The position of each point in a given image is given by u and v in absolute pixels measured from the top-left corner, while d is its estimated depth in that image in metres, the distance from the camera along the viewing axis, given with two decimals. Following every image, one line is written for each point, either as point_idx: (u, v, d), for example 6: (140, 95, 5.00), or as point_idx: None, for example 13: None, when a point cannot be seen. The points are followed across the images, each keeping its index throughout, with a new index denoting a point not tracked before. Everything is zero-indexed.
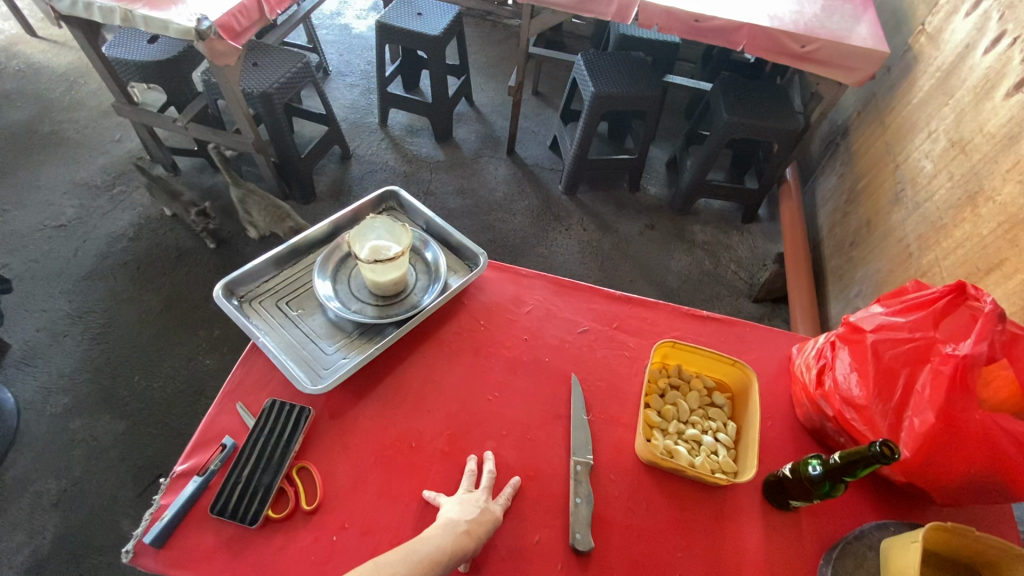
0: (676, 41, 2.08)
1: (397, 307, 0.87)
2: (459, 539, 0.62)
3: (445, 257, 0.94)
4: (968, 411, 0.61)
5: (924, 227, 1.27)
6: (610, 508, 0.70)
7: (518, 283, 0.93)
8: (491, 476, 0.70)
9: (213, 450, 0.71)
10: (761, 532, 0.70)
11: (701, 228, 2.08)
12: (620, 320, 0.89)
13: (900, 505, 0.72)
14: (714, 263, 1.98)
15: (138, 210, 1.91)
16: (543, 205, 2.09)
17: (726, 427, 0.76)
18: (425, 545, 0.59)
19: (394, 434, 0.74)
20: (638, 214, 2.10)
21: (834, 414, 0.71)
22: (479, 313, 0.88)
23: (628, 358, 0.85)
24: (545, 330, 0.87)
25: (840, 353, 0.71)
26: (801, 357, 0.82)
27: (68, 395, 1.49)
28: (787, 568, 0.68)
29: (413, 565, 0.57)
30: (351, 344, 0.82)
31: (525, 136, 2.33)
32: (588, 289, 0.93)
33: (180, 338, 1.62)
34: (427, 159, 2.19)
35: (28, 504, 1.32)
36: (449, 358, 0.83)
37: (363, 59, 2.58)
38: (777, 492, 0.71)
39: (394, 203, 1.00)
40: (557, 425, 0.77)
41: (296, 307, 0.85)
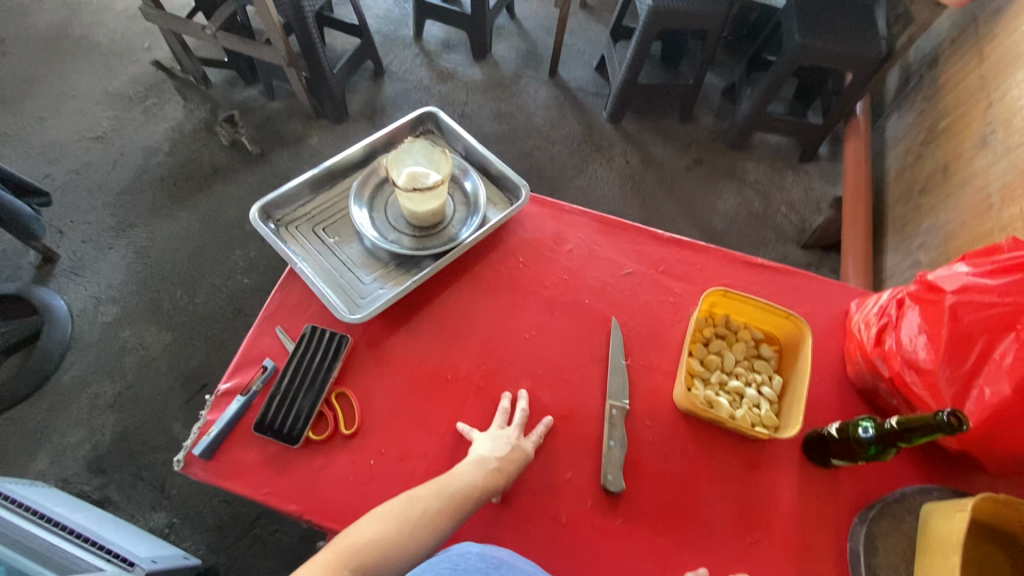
0: None
1: (434, 240, 0.83)
2: (490, 475, 0.63)
3: (485, 188, 0.89)
4: None
5: (1010, 177, 1.15)
6: (643, 453, 0.70)
7: (561, 219, 0.88)
8: (524, 414, 0.70)
9: (254, 371, 0.72)
10: (796, 486, 0.69)
11: (753, 166, 1.94)
12: (667, 264, 0.85)
13: (952, 471, 0.69)
14: (764, 205, 1.86)
15: (173, 123, 1.89)
16: (584, 133, 1.98)
17: (772, 381, 0.73)
18: (457, 481, 0.62)
19: (429, 366, 0.74)
20: (685, 148, 1.97)
21: (891, 375, 0.67)
22: (518, 250, 0.84)
23: (672, 305, 0.81)
24: (587, 270, 0.84)
25: (909, 312, 0.65)
26: (861, 313, 0.77)
27: (117, 305, 1.56)
28: (819, 522, 0.67)
29: (444, 500, 0.60)
30: (389, 275, 0.80)
31: (570, 56, 2.15)
32: (635, 229, 0.87)
33: (218, 256, 1.65)
34: (463, 79, 2.07)
35: (87, 403, 1.42)
36: (485, 295, 0.80)
37: None
38: (818, 449, 0.69)
39: (433, 126, 0.93)
40: (594, 368, 0.76)
41: (333, 234, 0.83)
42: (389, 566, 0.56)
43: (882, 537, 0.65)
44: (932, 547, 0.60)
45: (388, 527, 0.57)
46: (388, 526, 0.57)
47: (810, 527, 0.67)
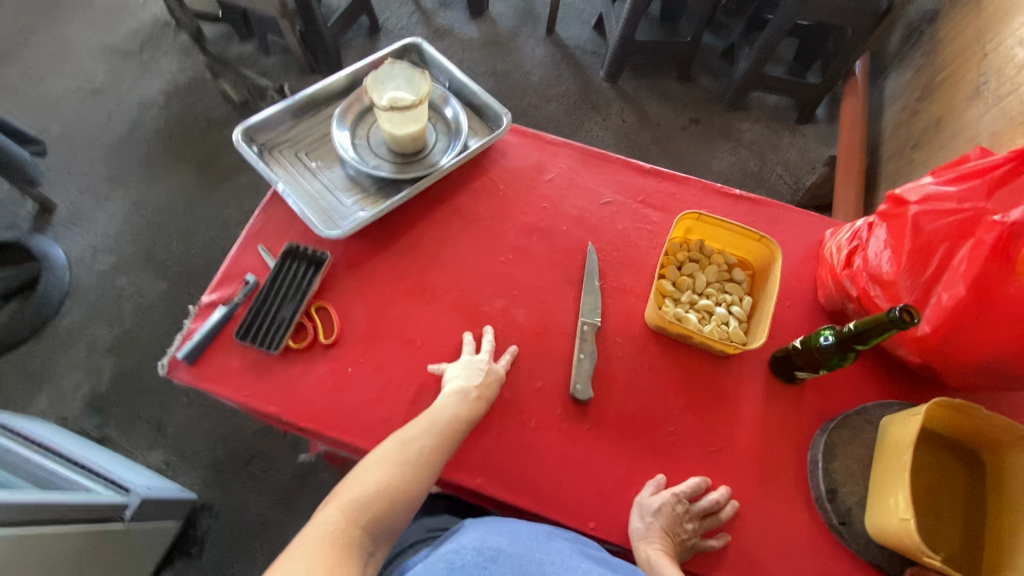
0: None
1: (415, 166, 0.84)
2: (473, 405, 0.65)
3: (467, 117, 0.89)
4: (1006, 286, 0.57)
5: (1000, 124, 1.14)
6: (612, 367, 0.72)
7: (542, 150, 0.89)
8: (493, 342, 0.72)
9: (236, 285, 0.74)
10: (761, 399, 0.70)
11: (749, 126, 1.93)
12: (645, 194, 0.85)
13: (914, 388, 0.71)
14: (759, 165, 1.86)
15: (168, 77, 1.89)
16: (580, 92, 1.96)
17: (741, 301, 0.74)
18: (444, 414, 0.64)
19: (407, 285, 0.76)
20: (681, 107, 1.95)
21: (858, 293, 0.68)
22: (499, 178, 0.85)
23: (649, 232, 0.82)
24: (566, 199, 0.85)
25: (877, 230, 0.67)
26: (834, 240, 0.78)
27: (114, 254, 1.58)
28: (782, 433, 0.69)
29: (437, 435, 0.62)
30: (369, 199, 0.82)
31: (568, 14, 2.13)
32: (615, 161, 0.88)
33: (213, 207, 1.66)
34: (459, 36, 2.05)
35: (85, 346, 1.46)
36: (465, 219, 0.82)
37: None
38: (784, 364, 0.70)
39: (417, 57, 0.93)
40: (568, 289, 0.77)
41: (316, 159, 0.84)
42: (398, 509, 0.58)
43: (842, 446, 0.67)
44: (888, 452, 0.62)
45: (391, 473, 0.59)
46: (392, 471, 0.59)
47: (773, 439, 0.69)
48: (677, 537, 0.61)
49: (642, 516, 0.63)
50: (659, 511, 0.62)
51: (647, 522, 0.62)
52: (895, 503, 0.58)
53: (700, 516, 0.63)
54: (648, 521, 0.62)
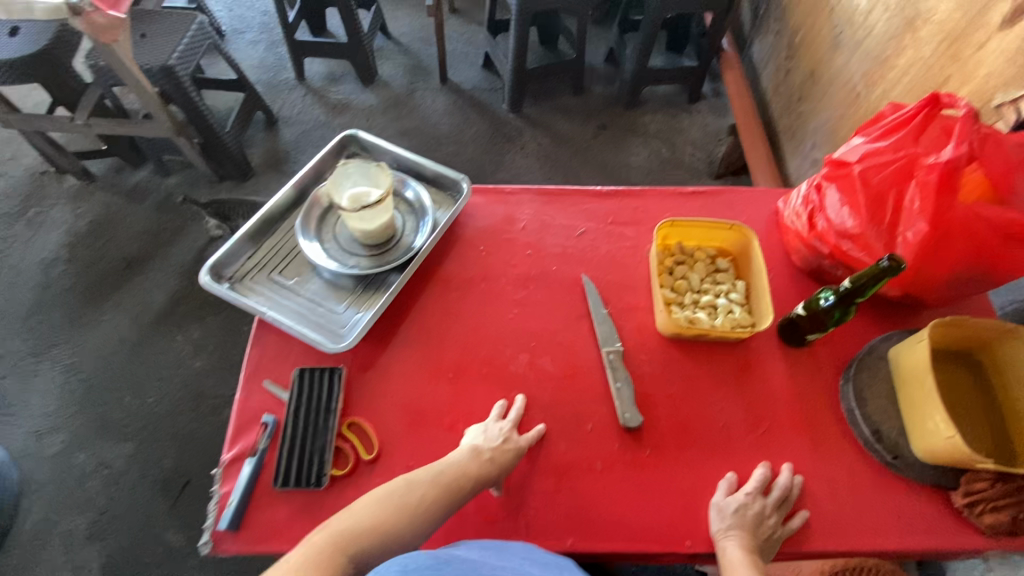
0: None
1: (394, 253, 0.84)
2: (484, 464, 0.65)
3: (427, 192, 0.90)
4: (954, 211, 0.65)
5: (867, 65, 1.31)
6: (647, 385, 0.74)
7: (506, 202, 0.91)
8: (519, 411, 0.71)
9: (255, 430, 0.70)
10: (785, 369, 0.76)
11: (652, 118, 2.07)
12: (614, 215, 0.90)
13: (903, 316, 0.79)
14: (672, 150, 2.00)
15: (66, 228, 1.76)
16: (492, 128, 2.03)
17: (736, 287, 0.80)
18: (453, 464, 0.65)
19: (428, 371, 0.75)
20: (587, 117, 2.07)
21: (829, 250, 0.75)
22: (476, 240, 0.87)
23: (631, 248, 0.86)
24: (545, 240, 0.87)
25: (829, 191, 0.75)
26: (788, 209, 0.85)
27: (62, 432, 1.43)
28: (814, 394, 0.74)
29: (441, 485, 0.63)
30: (360, 298, 0.80)
31: (455, 60, 2.20)
32: (575, 192, 0.92)
33: (159, 347, 1.55)
34: (359, 106, 2.07)
35: (61, 544, 1.30)
36: (459, 288, 0.82)
37: (256, 10, 2.33)
38: (792, 331, 0.76)
39: (357, 148, 0.94)
40: (581, 324, 0.79)
41: (292, 275, 0.81)
42: (385, 547, 0.58)
43: (868, 389, 0.73)
44: (910, 382, 0.69)
45: (385, 511, 0.59)
46: (388, 510, 0.59)
47: (808, 401, 0.74)
48: (758, 533, 0.64)
49: (721, 517, 0.65)
50: (738, 511, 0.64)
51: (727, 520, 0.64)
52: (938, 425, 0.64)
53: (779, 508, 0.66)
54: (728, 521, 0.64)
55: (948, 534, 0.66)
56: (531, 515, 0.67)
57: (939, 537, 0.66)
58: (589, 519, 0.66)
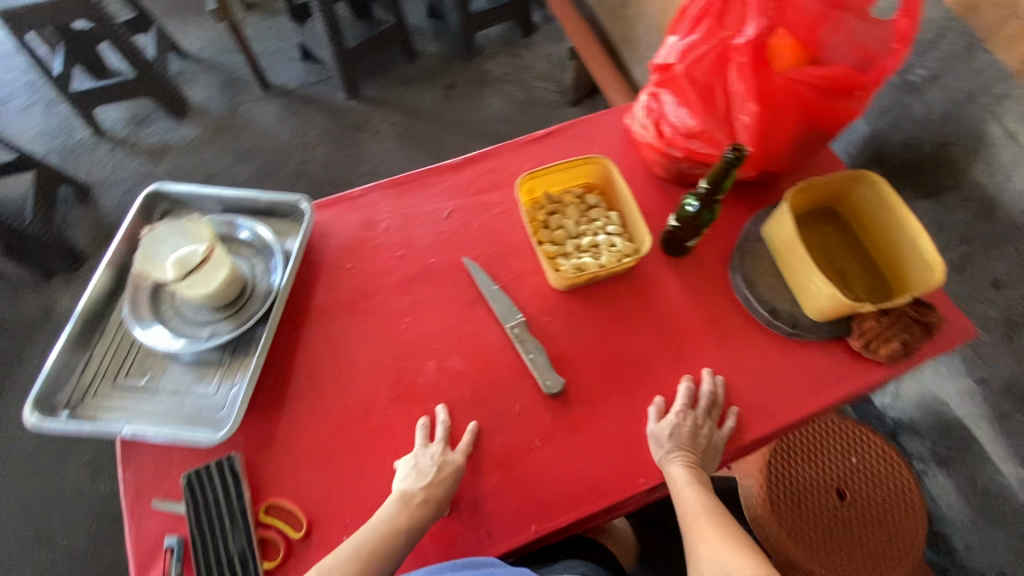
0: None
1: (251, 305, 0.73)
2: (416, 512, 0.61)
3: (266, 225, 0.79)
4: (773, 82, 0.65)
5: None
6: (559, 345, 0.73)
7: (359, 207, 0.83)
8: (445, 426, 0.67)
9: (162, 557, 0.61)
10: (678, 281, 0.76)
11: (494, 63, 2.00)
12: (474, 184, 0.85)
13: (767, 192, 0.81)
14: (524, 89, 1.95)
15: None
16: (336, 122, 1.87)
17: (611, 218, 0.79)
18: (377, 531, 0.60)
19: (334, 418, 0.68)
20: (431, 81, 1.96)
21: (683, 154, 0.76)
22: (340, 259, 0.79)
23: (501, 213, 0.82)
24: (413, 234, 0.81)
25: (665, 97, 0.75)
26: (635, 123, 0.83)
27: None
28: (711, 295, 0.76)
29: (362, 561, 0.58)
30: (231, 369, 0.70)
31: (270, 60, 1.98)
32: (428, 173, 0.86)
33: (48, 486, 1.34)
34: (180, 144, 1.82)
35: None
36: (338, 319, 0.74)
37: (12, 69, 1.95)
38: (674, 243, 0.76)
39: (167, 202, 0.80)
40: (477, 309, 0.75)
41: (143, 374, 0.70)
42: None
43: (755, 273, 0.76)
44: (788, 254, 0.71)
45: None
46: None
47: (708, 303, 0.75)
48: (698, 446, 0.66)
49: (661, 445, 0.66)
50: (674, 433, 0.66)
51: (666, 446, 0.65)
52: (818, 284, 0.68)
53: (711, 415, 0.68)
54: (667, 446, 0.65)
55: (857, 377, 0.71)
56: (489, 519, 0.64)
57: (850, 383, 0.71)
58: (544, 499, 0.65)
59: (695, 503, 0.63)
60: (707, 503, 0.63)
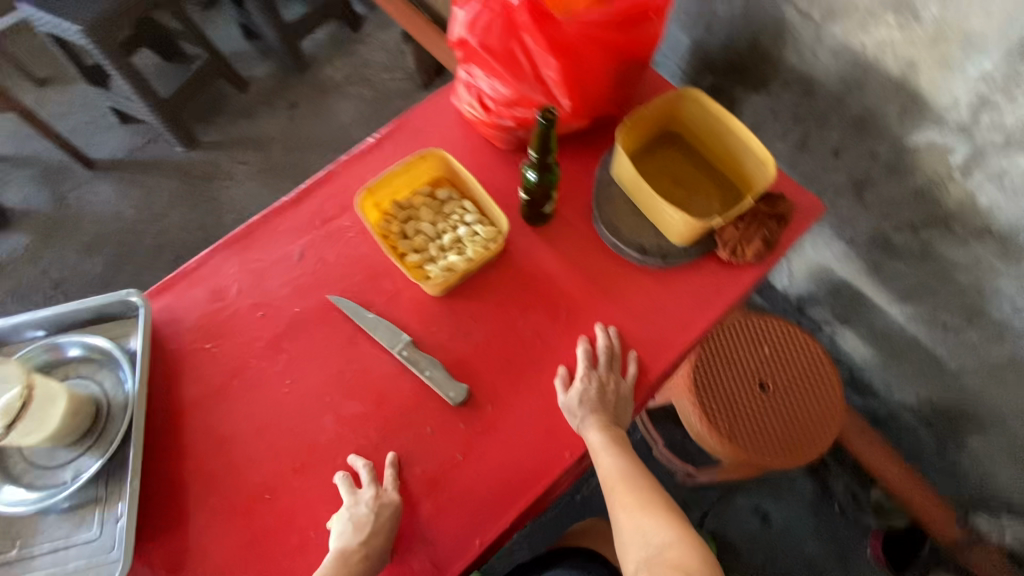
0: None
1: (111, 425, 0.66)
2: (357, 568, 0.58)
3: (101, 333, 0.71)
4: (562, 32, 0.64)
5: None
6: (453, 351, 0.70)
7: (202, 279, 0.76)
8: (370, 469, 0.64)
9: None
10: (549, 248, 0.76)
11: (331, 68, 1.89)
12: (318, 215, 0.79)
13: (607, 133, 0.82)
14: (371, 86, 1.86)
15: None
16: (182, 179, 1.71)
17: (466, 208, 0.76)
18: None
19: (243, 509, 0.64)
20: (271, 106, 1.82)
21: (513, 122, 0.74)
22: (197, 341, 0.72)
23: (356, 236, 0.78)
24: (270, 288, 0.75)
25: (474, 71, 0.73)
26: (461, 104, 0.81)
27: None
28: (583, 252, 0.76)
29: None
30: (110, 502, 0.63)
31: (84, 134, 1.77)
32: (266, 218, 0.79)
33: None
34: (11, 257, 1.61)
35: None
36: (216, 406, 0.68)
37: None
38: (532, 214, 0.75)
39: None
40: (360, 344, 0.71)
41: (9, 545, 0.61)
42: None
43: (615, 217, 0.76)
44: (639, 189, 0.72)
45: None
46: None
47: (582, 260, 0.75)
48: (604, 403, 0.67)
49: (574, 413, 0.65)
50: (583, 400, 0.66)
51: (579, 413, 0.65)
52: (670, 215, 0.69)
53: (615, 368, 0.69)
54: (580, 412, 0.65)
55: (734, 285, 0.74)
56: (435, 547, 0.62)
57: (730, 292, 0.74)
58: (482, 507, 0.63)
59: (615, 471, 0.64)
60: (627, 468, 0.64)
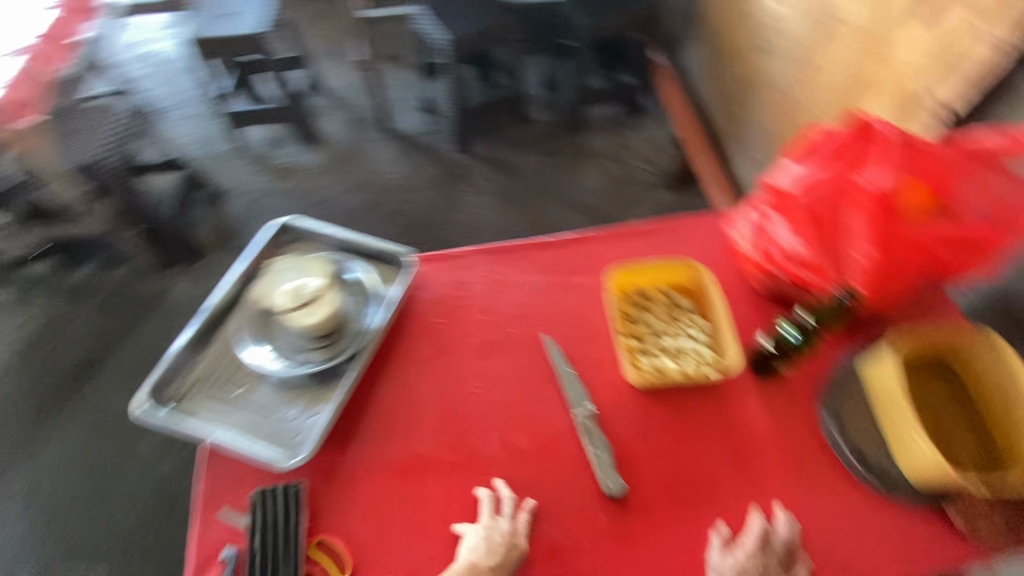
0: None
1: (343, 341, 0.79)
2: None
3: (372, 270, 0.86)
4: (895, 231, 0.70)
5: (794, 67, 1.32)
6: (626, 444, 0.71)
7: (456, 266, 0.88)
8: (510, 503, 0.67)
9: (217, 568, 0.65)
10: (760, 404, 0.73)
11: (598, 138, 2.08)
12: (566, 264, 0.87)
13: (865, 326, 0.78)
14: (623, 167, 2.00)
15: (7, 340, 1.66)
16: (442, 170, 2.01)
17: (698, 325, 0.78)
18: None
19: (395, 468, 0.70)
20: (534, 146, 2.07)
21: (791, 279, 0.76)
22: (430, 312, 0.83)
23: (588, 297, 0.84)
24: (500, 302, 0.84)
25: (775, 218, 0.79)
26: (737, 232, 0.83)
27: (24, 564, 1.33)
28: (793, 426, 0.72)
29: None
30: (315, 399, 0.75)
31: (396, 106, 2.19)
32: (525, 245, 0.90)
33: (122, 455, 1.46)
34: (304, 168, 2.03)
35: None
36: (417, 371, 0.78)
37: (187, 82, 2.29)
38: (762, 364, 0.75)
39: (293, 232, 0.90)
40: (549, 389, 0.76)
41: (237, 385, 0.76)
42: None
43: (845, 411, 0.72)
44: (882, 394, 0.68)
45: None
46: None
47: (788, 433, 0.72)
48: None
49: None
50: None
51: None
52: (919, 445, 0.64)
53: (784, 561, 0.63)
54: None
55: (951, 555, 0.64)
56: None
57: (942, 559, 0.64)
58: None
59: None
60: None
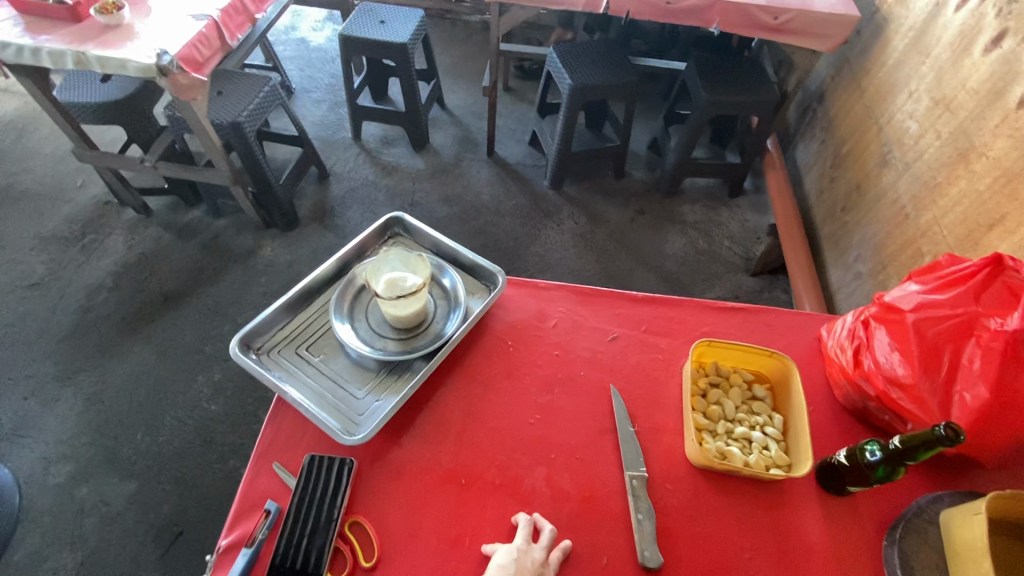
0: (679, 67, 2.13)
1: (420, 339, 0.83)
2: None
3: (463, 281, 0.91)
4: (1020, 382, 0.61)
5: (918, 187, 1.29)
6: (671, 518, 0.69)
7: (540, 297, 0.91)
8: (549, 537, 0.66)
9: (257, 517, 0.67)
10: (822, 519, 0.69)
11: (690, 208, 2.08)
12: (647, 323, 0.88)
13: (951, 473, 0.73)
14: (709, 242, 1.99)
15: (116, 257, 1.84)
16: (531, 203, 2.07)
17: (773, 420, 0.76)
18: None
19: (440, 473, 0.72)
20: (626, 201, 2.09)
21: (876, 393, 0.71)
22: (505, 334, 0.86)
23: (662, 361, 0.83)
24: (575, 343, 0.85)
25: (878, 332, 0.72)
26: (832, 338, 0.82)
27: (70, 462, 1.43)
28: (853, 553, 0.68)
29: None
30: (381, 385, 0.79)
31: (503, 134, 2.30)
32: (611, 294, 0.91)
33: (178, 387, 1.56)
34: (406, 170, 2.15)
35: None
36: (481, 387, 0.80)
37: (326, 72, 2.51)
38: (833, 479, 0.70)
39: (400, 229, 0.97)
40: (604, 441, 0.76)
41: (318, 353, 0.81)
42: None
43: (915, 557, 0.65)
44: (963, 557, 0.60)
45: None
46: None
47: (847, 559, 0.67)
48: None
49: None
50: None
51: None
52: None
53: None
54: None
55: None
56: None
57: None
58: None
59: None
60: None
